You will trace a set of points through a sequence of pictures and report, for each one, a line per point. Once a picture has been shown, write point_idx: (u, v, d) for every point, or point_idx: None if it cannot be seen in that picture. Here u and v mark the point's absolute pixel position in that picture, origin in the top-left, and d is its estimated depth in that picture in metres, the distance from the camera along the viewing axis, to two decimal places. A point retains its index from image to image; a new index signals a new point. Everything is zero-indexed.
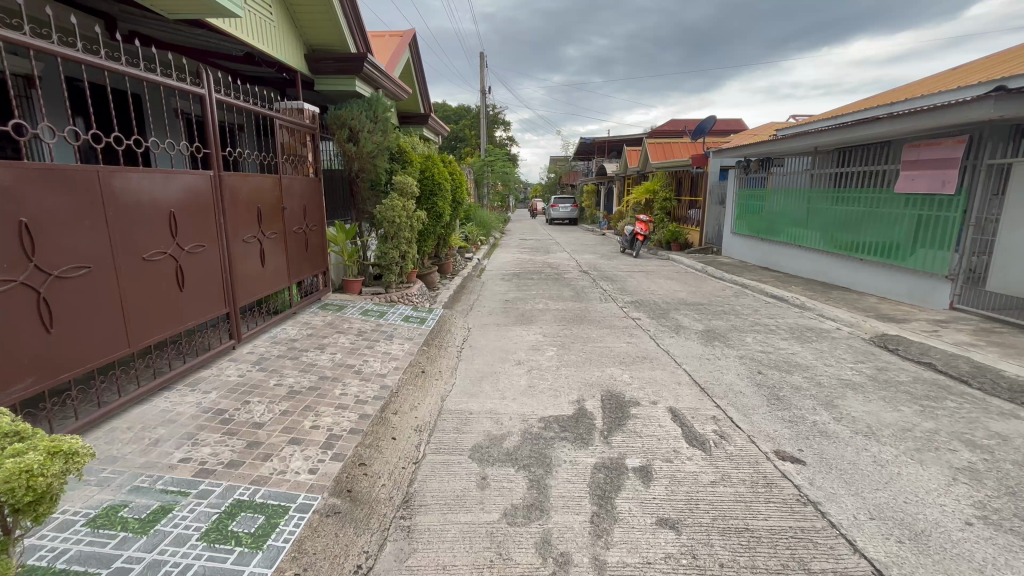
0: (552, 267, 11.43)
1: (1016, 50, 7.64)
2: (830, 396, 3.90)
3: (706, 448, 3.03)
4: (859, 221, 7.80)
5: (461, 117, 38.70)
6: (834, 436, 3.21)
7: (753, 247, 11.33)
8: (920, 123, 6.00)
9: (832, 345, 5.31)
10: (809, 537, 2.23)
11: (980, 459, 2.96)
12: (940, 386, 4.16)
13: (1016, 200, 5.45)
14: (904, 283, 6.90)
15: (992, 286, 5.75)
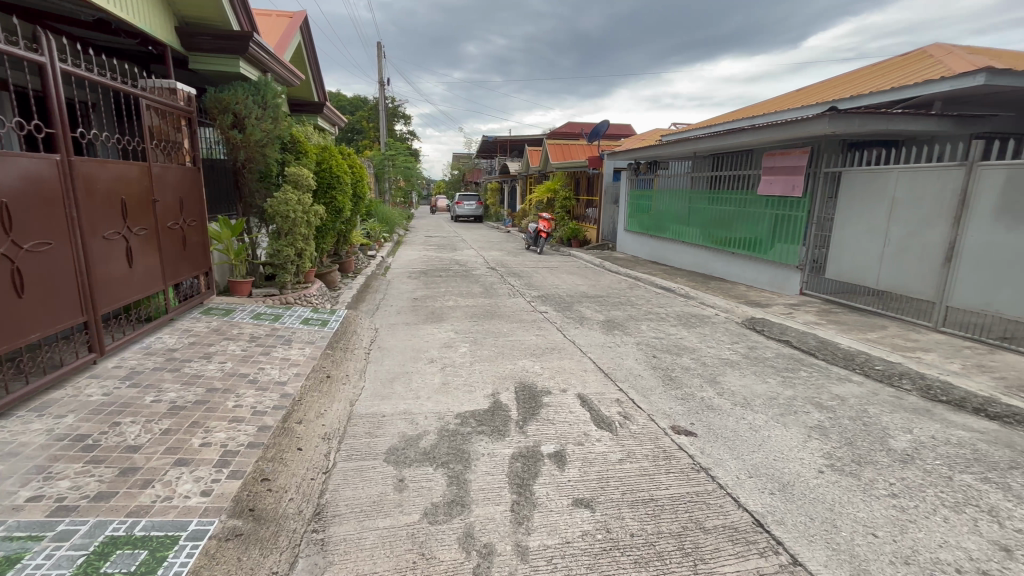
0: (459, 264, 11.41)
1: (842, 77, 9.24)
2: (713, 373, 4.40)
3: (613, 429, 3.26)
4: (730, 219, 8.85)
5: (357, 108, 36.92)
6: (718, 408, 3.63)
7: (643, 242, 12.33)
8: (776, 135, 6.97)
9: (712, 329, 5.99)
10: (703, 499, 2.50)
11: (827, 417, 3.54)
12: (796, 359, 4.90)
13: (845, 203, 6.56)
14: (766, 273, 8.00)
15: (829, 274, 6.87)
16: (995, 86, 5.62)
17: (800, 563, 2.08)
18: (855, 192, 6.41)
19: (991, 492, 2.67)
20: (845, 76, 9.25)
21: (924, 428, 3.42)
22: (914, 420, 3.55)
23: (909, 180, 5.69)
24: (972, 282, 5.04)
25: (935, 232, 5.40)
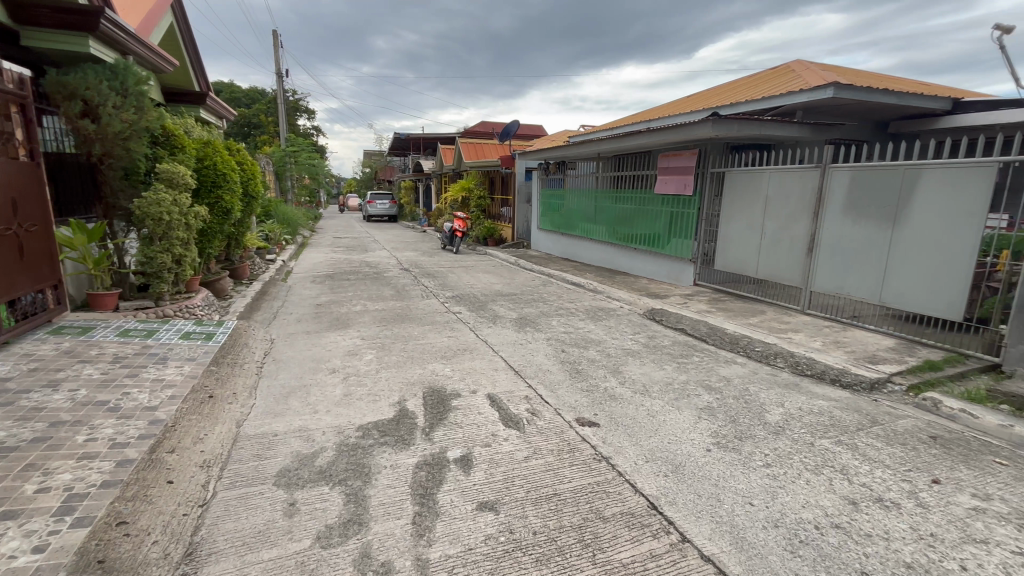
0: (370, 266, 10.94)
1: (724, 87, 10.18)
2: (617, 364, 4.61)
3: (520, 427, 3.27)
4: (633, 217, 9.37)
5: (253, 101, 34.09)
6: (620, 398, 3.79)
7: (556, 240, 12.68)
8: (668, 137, 7.48)
9: (617, 321, 6.29)
10: (603, 488, 2.58)
11: (714, 398, 3.85)
12: (690, 345, 5.29)
13: (728, 201, 7.21)
14: (665, 267, 8.58)
15: (717, 266, 7.52)
16: (841, 99, 6.50)
17: (689, 539, 2.21)
18: (736, 191, 7.06)
19: (844, 453, 3.05)
20: (725, 86, 10.21)
21: (793, 401, 3.84)
22: (786, 394, 3.98)
23: (779, 180, 6.38)
24: (829, 269, 5.77)
25: (799, 226, 6.11)
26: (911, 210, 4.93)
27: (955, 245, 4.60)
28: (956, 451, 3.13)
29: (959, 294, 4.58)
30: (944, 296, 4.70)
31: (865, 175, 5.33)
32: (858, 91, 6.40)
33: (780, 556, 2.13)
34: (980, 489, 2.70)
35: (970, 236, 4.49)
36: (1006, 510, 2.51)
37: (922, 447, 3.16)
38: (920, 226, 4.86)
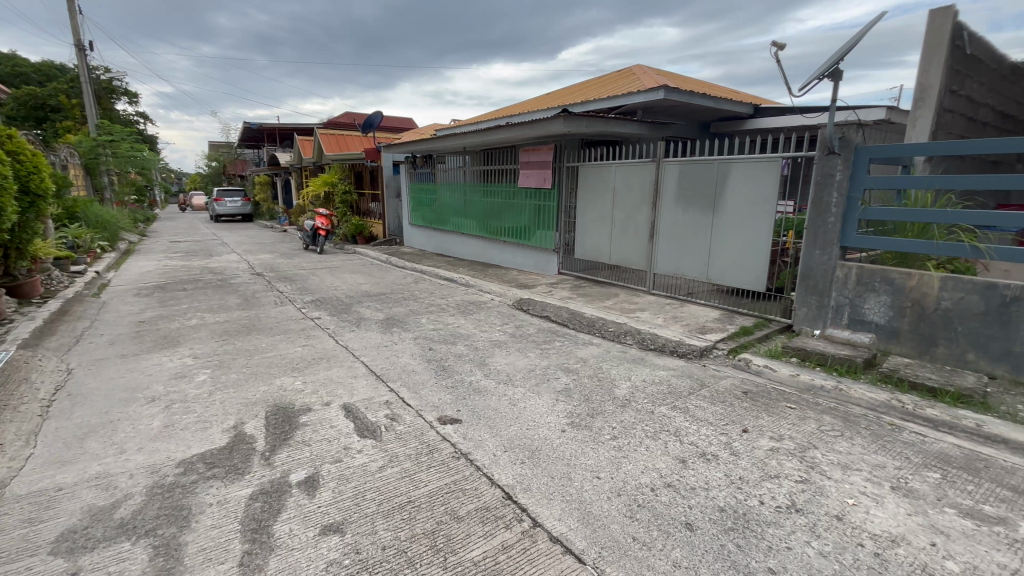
0: (215, 273, 9.60)
1: (578, 86, 10.88)
2: (483, 356, 4.62)
3: (377, 435, 3.07)
4: (500, 210, 9.55)
5: (47, 78, 27.78)
6: (484, 390, 3.80)
7: (428, 236, 12.44)
8: (525, 132, 7.72)
9: (486, 313, 6.34)
10: (460, 487, 2.54)
11: (572, 380, 4.06)
12: (553, 331, 5.54)
13: (583, 193, 7.70)
14: (532, 257, 8.92)
15: (578, 255, 8.00)
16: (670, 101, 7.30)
17: (540, 523, 2.27)
18: (589, 183, 7.57)
19: (678, 416, 3.41)
20: (578, 86, 10.92)
21: (639, 374, 4.22)
22: (633, 369, 4.35)
23: (623, 173, 6.97)
24: (667, 253, 6.48)
25: (642, 216, 6.75)
26: (725, 198, 5.72)
27: (757, 228, 5.44)
28: (761, 402, 3.69)
29: (762, 269, 5.44)
30: (752, 271, 5.55)
31: (690, 168, 6.06)
32: (682, 95, 7.25)
33: (620, 523, 2.28)
34: (777, 431, 3.21)
35: (767, 219, 5.34)
36: (794, 446, 3.01)
37: (736, 402, 3.68)
38: (732, 211, 5.67)
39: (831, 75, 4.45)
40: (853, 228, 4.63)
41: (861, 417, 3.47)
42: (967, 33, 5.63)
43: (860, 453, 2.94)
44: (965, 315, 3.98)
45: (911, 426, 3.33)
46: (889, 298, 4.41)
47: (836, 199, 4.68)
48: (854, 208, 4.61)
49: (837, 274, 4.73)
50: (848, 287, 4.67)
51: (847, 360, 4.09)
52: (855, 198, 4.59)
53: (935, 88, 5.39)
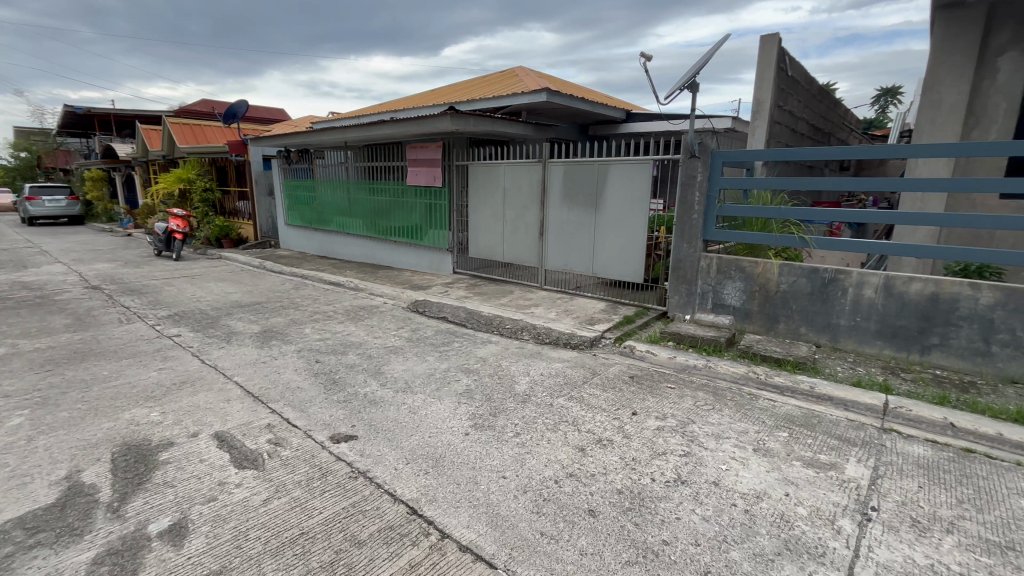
0: (32, 288, 7.84)
1: (463, 84, 10.87)
2: (378, 365, 4.38)
3: (259, 464, 2.74)
4: (388, 209, 9.17)
5: None
6: (381, 401, 3.60)
7: (309, 237, 11.51)
8: (412, 129, 7.48)
9: (379, 318, 6.04)
10: (360, 509, 2.36)
11: (472, 380, 4.03)
12: (451, 332, 5.46)
13: (473, 192, 7.71)
14: (425, 257, 8.71)
15: (472, 254, 8.00)
16: (552, 103, 7.62)
17: (448, 534, 2.20)
18: (478, 182, 7.60)
19: (575, 406, 3.56)
20: (462, 84, 10.92)
21: (536, 368, 4.33)
22: (531, 363, 4.45)
23: (512, 172, 7.11)
24: (556, 249, 6.75)
25: (532, 214, 6.95)
26: (605, 197, 6.12)
27: (634, 224, 5.91)
28: (646, 384, 4.02)
29: (640, 261, 5.93)
30: (631, 264, 6.01)
31: (573, 169, 6.38)
32: (563, 98, 7.61)
33: (528, 520, 2.31)
34: (661, 410, 3.52)
35: (642, 216, 5.83)
36: (676, 423, 3.32)
37: (625, 386, 3.96)
38: (612, 209, 6.09)
39: (689, 87, 4.98)
40: (712, 224, 5.25)
41: (726, 390, 3.94)
42: (787, 58, 6.69)
43: (728, 422, 3.34)
44: (798, 295, 4.73)
45: (764, 393, 3.88)
46: (741, 283, 5.07)
47: (698, 198, 5.26)
48: (712, 206, 5.22)
49: (701, 264, 5.33)
50: (710, 275, 5.28)
51: (713, 340, 4.63)
52: (713, 197, 5.21)
53: (767, 103, 6.31)
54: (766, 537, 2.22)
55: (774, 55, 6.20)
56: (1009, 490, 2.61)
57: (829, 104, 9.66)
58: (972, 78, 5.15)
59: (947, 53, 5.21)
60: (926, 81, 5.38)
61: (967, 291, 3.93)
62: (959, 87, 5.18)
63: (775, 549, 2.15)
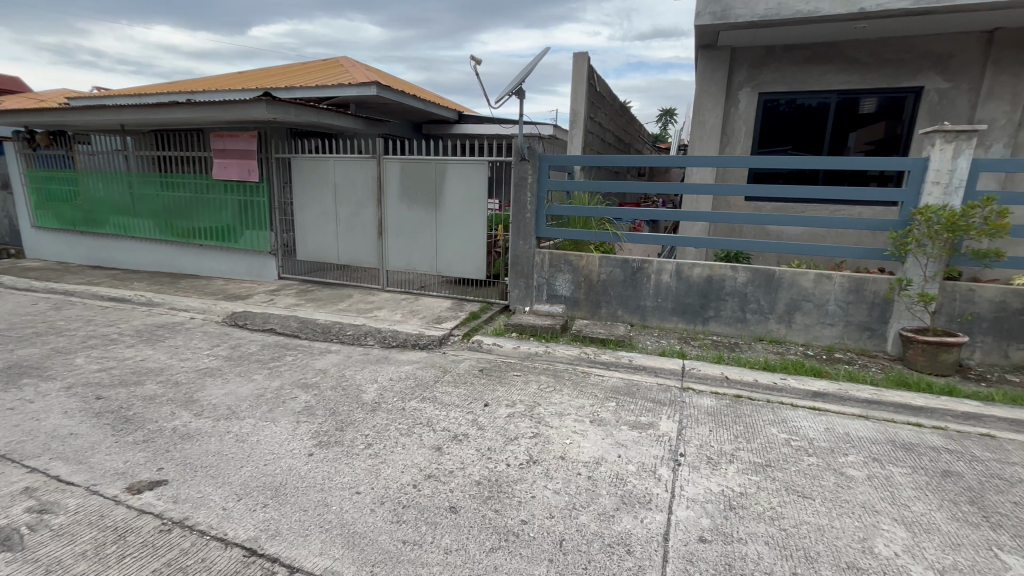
0: None
1: (278, 70, 9.80)
2: (189, 392, 3.67)
3: (15, 544, 2.06)
4: (188, 207, 7.74)
5: None
6: (196, 434, 3.03)
7: (72, 243, 9.05)
8: (216, 114, 6.43)
9: (185, 337, 5.07)
10: (179, 566, 1.96)
11: (312, 396, 3.66)
12: (281, 345, 4.87)
13: (298, 189, 7.00)
14: (242, 262, 7.61)
15: (300, 257, 7.26)
16: (382, 98, 7.36)
17: (299, 567, 1.98)
18: (304, 178, 6.93)
19: (427, 407, 3.51)
20: (277, 69, 9.83)
21: (384, 373, 4.15)
22: (378, 369, 4.25)
23: (342, 168, 6.66)
24: (396, 249, 6.56)
25: (368, 212, 6.62)
26: (444, 196, 6.16)
27: (473, 222, 6.07)
28: (494, 375, 4.18)
29: (481, 258, 6.11)
30: (472, 261, 6.17)
31: (410, 167, 6.27)
32: (394, 93, 7.44)
33: (388, 531, 2.20)
34: (510, 398, 3.70)
35: (480, 215, 6.02)
36: (524, 408, 3.52)
37: (475, 380, 4.06)
38: (451, 208, 6.16)
39: (516, 93, 5.31)
40: (544, 222, 5.70)
41: (564, 371, 4.34)
42: (595, 76, 7.62)
43: (568, 401, 3.68)
44: (614, 283, 5.45)
45: (595, 370, 4.39)
46: (570, 275, 5.63)
47: (530, 198, 5.65)
48: (542, 205, 5.67)
49: (535, 259, 5.75)
50: (544, 269, 5.74)
51: (550, 328, 5.04)
52: (542, 198, 5.65)
53: (582, 114, 7.10)
54: (606, 497, 2.51)
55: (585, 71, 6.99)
56: (765, 421, 3.43)
57: (627, 119, 11.34)
58: (723, 106, 6.56)
59: (706, 84, 6.54)
60: (695, 105, 6.68)
61: (730, 272, 5.01)
62: (716, 112, 6.55)
63: (614, 505, 2.45)
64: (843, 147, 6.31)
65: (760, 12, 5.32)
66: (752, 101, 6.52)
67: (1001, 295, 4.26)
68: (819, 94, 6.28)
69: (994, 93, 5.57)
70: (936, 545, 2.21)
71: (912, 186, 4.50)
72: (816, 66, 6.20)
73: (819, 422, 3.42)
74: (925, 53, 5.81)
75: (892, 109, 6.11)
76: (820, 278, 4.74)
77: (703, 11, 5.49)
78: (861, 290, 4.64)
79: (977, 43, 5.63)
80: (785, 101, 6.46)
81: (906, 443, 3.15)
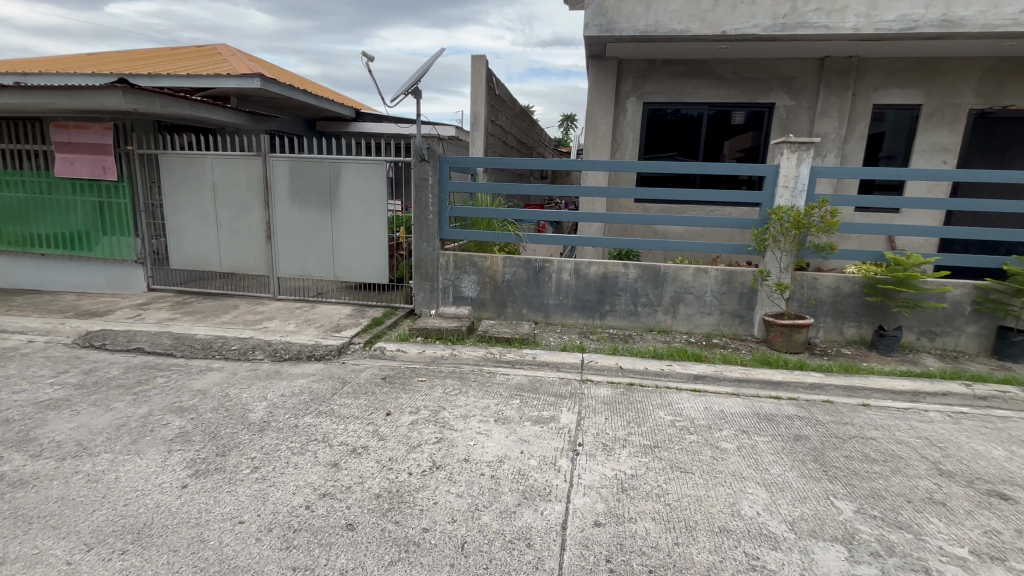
0: None
1: (140, 54, 8.64)
2: (25, 430, 3.09)
3: None
4: (22, 209, 6.52)
5: None
6: (33, 479, 2.56)
7: None
8: (56, 101, 5.50)
9: (22, 364, 4.26)
10: None
11: (188, 421, 3.27)
12: (150, 366, 4.29)
13: (168, 189, 6.24)
14: (99, 273, 6.59)
15: (174, 265, 6.47)
16: (268, 91, 6.81)
17: None
18: (175, 177, 6.19)
19: (323, 422, 3.31)
20: (139, 53, 8.67)
21: (275, 390, 3.83)
22: (268, 386, 3.92)
23: (221, 167, 6.06)
24: (288, 254, 6.11)
25: (253, 214, 6.09)
26: (340, 197, 5.86)
27: (372, 225, 5.84)
28: (397, 383, 4.05)
29: (382, 262, 5.90)
30: (373, 265, 5.93)
31: (300, 166, 5.87)
32: (282, 87, 6.93)
33: (275, 560, 2.04)
34: (413, 405, 3.61)
35: (380, 217, 5.81)
36: (428, 413, 3.47)
37: (377, 389, 3.91)
38: (348, 210, 5.87)
39: (413, 93, 5.21)
40: (446, 224, 5.66)
41: (470, 373, 4.34)
42: (494, 79, 7.73)
43: (472, 402, 3.69)
44: (518, 282, 5.57)
45: (500, 369, 4.44)
46: (475, 276, 5.66)
47: (431, 199, 5.57)
48: (444, 207, 5.62)
49: (440, 261, 5.69)
50: (449, 271, 5.70)
51: (455, 330, 5.02)
52: (444, 199, 5.61)
53: (482, 116, 7.16)
54: (508, 494, 2.56)
55: (483, 75, 7.06)
56: (654, 406, 3.72)
57: (529, 123, 11.66)
58: (613, 113, 7.01)
59: (597, 93, 6.93)
60: (588, 112, 7.06)
61: (623, 269, 5.37)
62: (607, 119, 6.98)
63: (516, 501, 2.50)
64: (715, 154, 7.06)
65: (641, 28, 5.75)
66: (638, 110, 7.05)
67: (837, 282, 5.04)
68: (694, 106, 6.97)
69: (826, 111, 6.57)
70: (788, 501, 2.55)
71: (768, 189, 5.15)
72: (690, 81, 6.86)
73: (699, 402, 3.79)
74: (775, 74, 6.68)
75: (751, 121, 6.95)
76: (698, 272, 5.26)
77: (591, 23, 5.81)
78: (732, 282, 5.22)
79: (813, 67, 6.60)
80: (666, 112, 7.07)
81: (768, 414, 3.61)
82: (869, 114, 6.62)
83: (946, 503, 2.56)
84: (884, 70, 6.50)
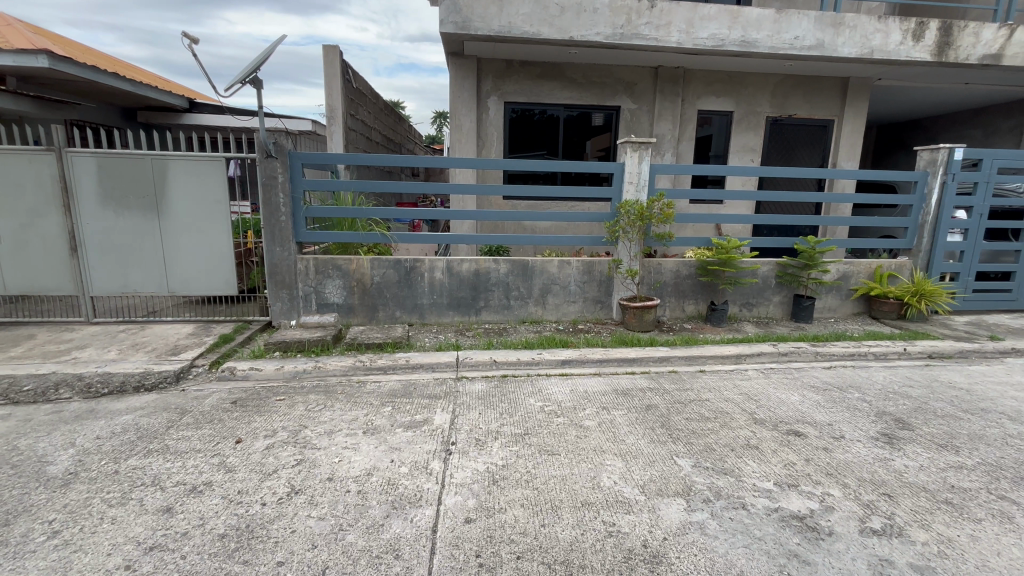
0: None
1: None
2: None
3: None
4: None
5: None
6: None
7: None
8: None
9: None
10: None
11: None
12: None
13: None
14: None
15: None
16: (60, 72, 5.60)
17: None
18: None
19: (153, 462, 2.83)
20: None
21: (87, 433, 3.17)
22: (77, 429, 3.23)
23: None
24: (104, 268, 5.11)
25: (49, 222, 4.98)
26: (169, 200, 5.06)
27: (212, 230, 5.14)
28: (251, 406, 3.62)
29: (230, 272, 5.23)
30: (219, 275, 5.23)
31: (112, 163, 4.94)
32: (80, 68, 5.75)
33: None
34: (269, 428, 3.27)
35: (223, 220, 5.13)
36: (287, 435, 3.16)
37: (225, 415, 3.46)
38: (180, 214, 5.10)
39: (251, 82, 4.68)
40: (303, 226, 5.23)
41: (337, 385, 4.06)
42: (350, 71, 7.30)
43: (338, 416, 3.45)
44: (388, 284, 5.37)
45: (371, 377, 4.24)
46: (341, 281, 5.32)
47: (282, 199, 5.08)
48: (299, 207, 5.18)
49: (299, 267, 5.24)
50: (310, 277, 5.28)
51: (319, 340, 4.67)
52: (297, 199, 5.16)
53: (339, 110, 6.72)
54: (377, 506, 2.45)
55: (338, 66, 6.63)
56: (525, 394, 3.86)
57: (396, 118, 11.29)
58: (476, 111, 7.09)
59: (458, 90, 6.94)
60: (452, 109, 7.04)
61: (493, 265, 5.47)
62: (470, 117, 7.03)
63: (384, 513, 2.39)
64: (573, 152, 7.53)
65: (495, 29, 5.88)
66: (500, 109, 7.22)
67: (676, 266, 5.74)
68: (551, 107, 7.35)
69: (662, 115, 7.42)
70: (640, 466, 2.82)
71: (617, 185, 5.65)
72: (546, 82, 7.21)
73: (566, 385, 4.03)
74: (618, 79, 7.34)
75: (602, 122, 7.56)
76: (562, 264, 5.58)
77: (446, 20, 5.79)
78: (592, 271, 5.64)
79: (649, 75, 7.39)
80: (526, 112, 7.36)
81: (624, 389, 3.96)
82: (696, 118, 7.63)
83: (759, 446, 3.06)
84: (704, 81, 7.52)
